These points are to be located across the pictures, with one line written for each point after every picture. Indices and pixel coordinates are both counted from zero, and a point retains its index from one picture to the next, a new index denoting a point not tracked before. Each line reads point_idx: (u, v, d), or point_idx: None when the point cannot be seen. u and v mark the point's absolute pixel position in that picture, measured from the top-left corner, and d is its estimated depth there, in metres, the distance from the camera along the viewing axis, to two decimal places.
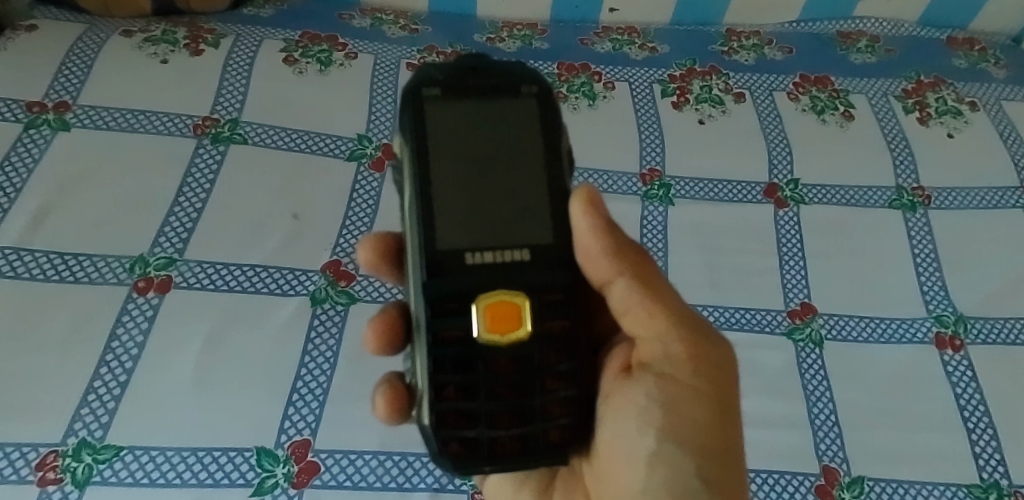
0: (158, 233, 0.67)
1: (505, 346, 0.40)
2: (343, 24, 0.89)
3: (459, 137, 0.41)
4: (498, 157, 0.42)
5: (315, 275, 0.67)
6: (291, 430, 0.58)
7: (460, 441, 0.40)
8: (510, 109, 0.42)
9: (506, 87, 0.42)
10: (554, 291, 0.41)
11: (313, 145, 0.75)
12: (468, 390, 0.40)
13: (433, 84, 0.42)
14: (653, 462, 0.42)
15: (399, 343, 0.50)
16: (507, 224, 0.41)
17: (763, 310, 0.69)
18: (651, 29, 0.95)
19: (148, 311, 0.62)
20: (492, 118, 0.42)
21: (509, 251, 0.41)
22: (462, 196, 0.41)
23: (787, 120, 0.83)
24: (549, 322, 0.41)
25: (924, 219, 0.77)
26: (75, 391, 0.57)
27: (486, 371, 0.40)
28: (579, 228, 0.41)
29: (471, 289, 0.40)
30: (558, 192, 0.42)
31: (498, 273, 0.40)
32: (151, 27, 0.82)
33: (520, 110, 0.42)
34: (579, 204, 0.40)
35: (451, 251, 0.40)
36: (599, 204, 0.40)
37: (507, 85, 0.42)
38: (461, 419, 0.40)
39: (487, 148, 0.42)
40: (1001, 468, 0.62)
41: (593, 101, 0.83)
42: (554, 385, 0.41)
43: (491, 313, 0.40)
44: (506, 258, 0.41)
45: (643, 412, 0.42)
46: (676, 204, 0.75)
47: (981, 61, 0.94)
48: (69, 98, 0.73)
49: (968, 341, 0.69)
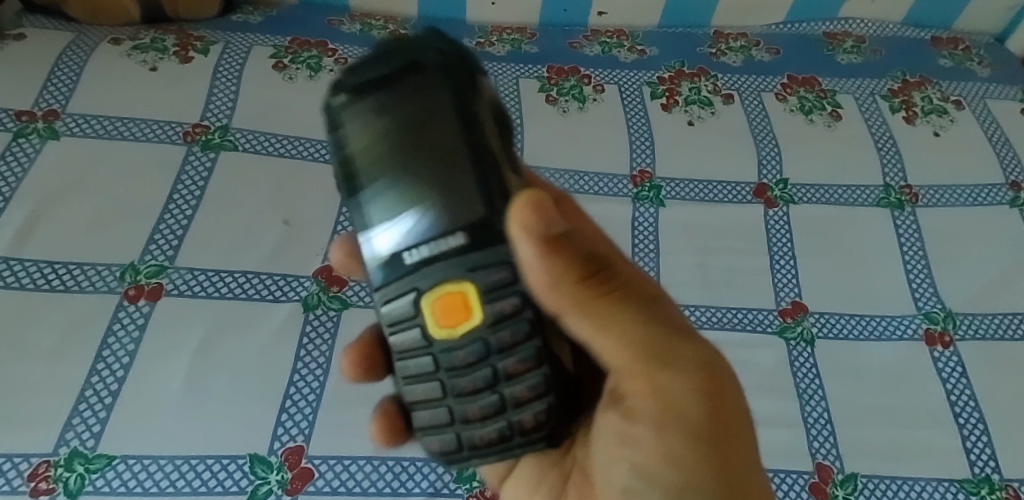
0: (148, 240, 0.67)
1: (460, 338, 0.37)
2: (333, 30, 0.89)
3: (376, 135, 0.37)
4: (425, 134, 0.36)
5: (306, 281, 0.67)
6: (284, 437, 0.58)
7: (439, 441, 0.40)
8: (419, 85, 0.37)
9: (423, 61, 0.37)
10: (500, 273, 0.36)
11: (304, 151, 0.75)
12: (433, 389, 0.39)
13: (340, 90, 0.38)
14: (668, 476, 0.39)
15: (377, 371, 0.49)
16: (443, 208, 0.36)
17: (755, 309, 0.69)
18: (640, 32, 0.95)
19: (139, 319, 0.62)
20: (414, 93, 0.37)
21: (445, 238, 0.36)
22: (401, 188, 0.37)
23: (775, 120, 0.84)
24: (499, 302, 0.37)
25: (912, 217, 0.78)
26: (66, 401, 0.57)
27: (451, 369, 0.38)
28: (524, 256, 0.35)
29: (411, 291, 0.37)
30: (483, 155, 0.36)
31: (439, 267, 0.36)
32: (140, 34, 0.82)
33: (429, 84, 0.37)
34: (519, 224, 0.34)
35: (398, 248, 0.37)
36: (546, 217, 0.33)
37: (427, 58, 0.37)
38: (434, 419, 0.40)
39: (415, 128, 0.36)
40: (992, 463, 0.62)
41: (583, 103, 0.83)
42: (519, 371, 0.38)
43: (441, 306, 0.37)
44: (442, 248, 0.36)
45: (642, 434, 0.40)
46: (667, 205, 0.76)
47: (965, 60, 0.95)
48: (58, 106, 0.73)
49: (957, 337, 0.69)
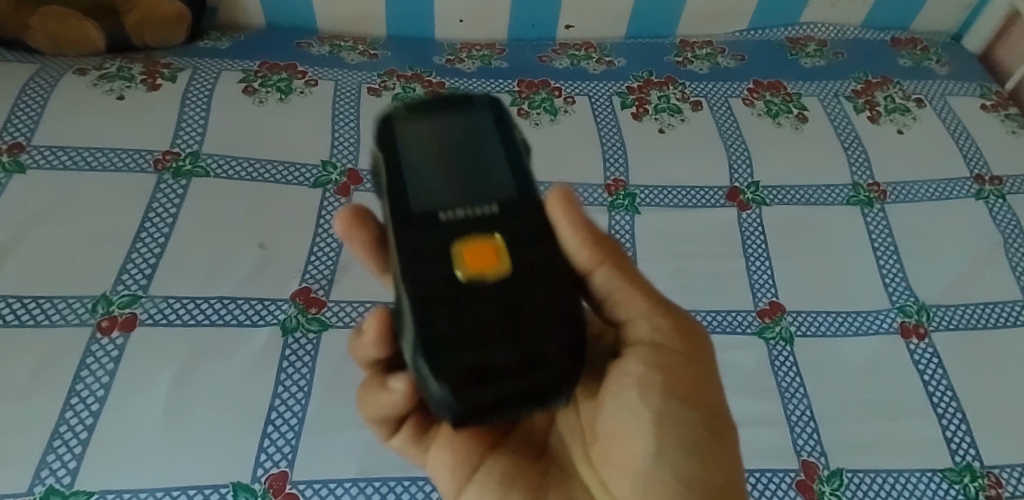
0: (120, 270, 0.66)
1: (494, 281, 0.34)
2: (302, 52, 0.89)
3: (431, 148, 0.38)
4: (452, 172, 0.37)
5: (284, 304, 0.66)
6: (267, 464, 0.57)
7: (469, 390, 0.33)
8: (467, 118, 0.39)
9: (427, 123, 0.39)
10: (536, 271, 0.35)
11: (277, 174, 0.75)
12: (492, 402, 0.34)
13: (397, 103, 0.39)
14: (651, 423, 0.38)
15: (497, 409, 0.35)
16: (466, 188, 0.37)
17: (732, 311, 0.70)
18: (608, 44, 0.97)
19: (113, 352, 0.61)
20: (444, 124, 0.39)
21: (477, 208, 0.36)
22: (434, 183, 0.37)
23: (743, 125, 0.85)
24: (524, 257, 0.35)
25: (882, 213, 0.79)
26: (40, 438, 0.56)
27: (475, 301, 0.34)
28: (566, 230, 0.38)
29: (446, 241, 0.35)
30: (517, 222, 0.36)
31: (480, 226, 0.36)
32: (106, 64, 0.81)
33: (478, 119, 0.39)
34: (558, 206, 0.38)
35: (426, 211, 0.36)
36: (575, 203, 0.38)
37: (443, 122, 0.39)
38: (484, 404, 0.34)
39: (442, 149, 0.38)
40: (973, 451, 0.63)
41: (554, 115, 0.84)
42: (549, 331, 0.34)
43: (470, 256, 0.35)
44: (479, 212, 0.36)
45: (642, 379, 0.39)
46: (642, 212, 0.76)
47: (924, 59, 0.98)
48: (23, 139, 0.72)
49: (931, 328, 0.71)
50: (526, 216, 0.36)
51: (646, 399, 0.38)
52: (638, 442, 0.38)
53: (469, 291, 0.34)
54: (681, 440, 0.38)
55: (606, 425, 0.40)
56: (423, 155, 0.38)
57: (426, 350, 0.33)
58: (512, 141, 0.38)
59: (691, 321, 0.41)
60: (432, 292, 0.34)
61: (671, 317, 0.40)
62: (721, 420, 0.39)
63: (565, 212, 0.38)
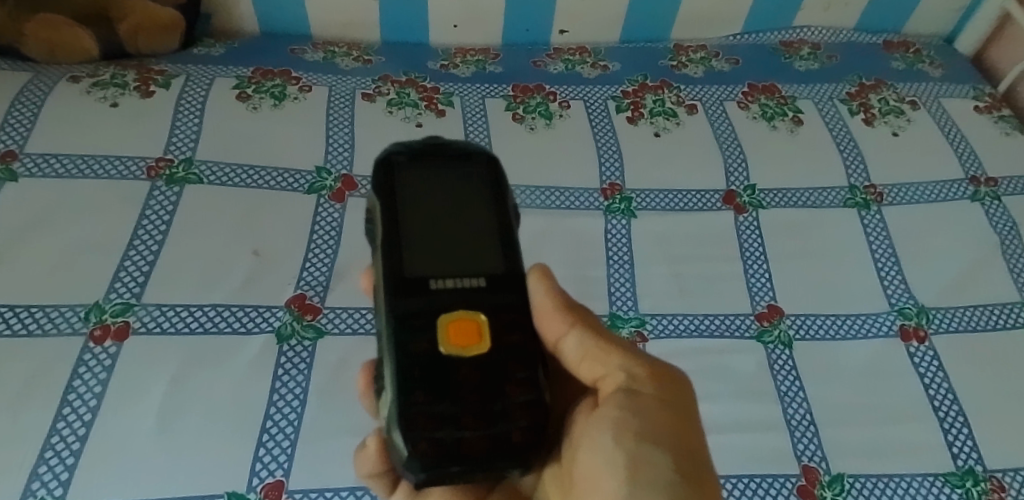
0: (114, 279, 0.65)
1: (473, 360, 0.39)
2: (296, 58, 0.89)
3: (425, 200, 0.43)
4: (441, 240, 0.42)
5: (279, 311, 0.66)
6: (263, 473, 0.56)
7: (429, 443, 0.37)
8: (463, 174, 0.44)
9: (427, 187, 0.43)
10: (511, 333, 0.40)
11: (271, 180, 0.74)
12: (449, 457, 0.37)
13: (402, 153, 0.45)
14: (625, 466, 0.40)
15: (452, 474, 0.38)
16: (453, 258, 0.41)
17: (731, 314, 0.70)
18: (602, 49, 0.97)
19: (106, 361, 0.60)
20: (442, 190, 0.43)
21: (468, 277, 0.41)
22: (423, 248, 0.41)
23: (739, 128, 0.85)
24: (505, 337, 0.40)
25: (879, 216, 0.79)
26: (31, 450, 0.55)
27: (455, 378, 0.38)
28: (539, 303, 0.42)
29: (432, 308, 0.40)
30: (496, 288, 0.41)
31: (460, 295, 0.40)
32: (99, 71, 0.81)
33: (471, 175, 0.44)
34: (537, 279, 0.42)
35: (417, 277, 0.40)
36: (552, 278, 0.43)
37: (441, 169, 0.44)
38: (442, 460, 0.37)
39: (437, 212, 0.42)
40: (975, 454, 0.63)
41: (550, 119, 0.84)
42: (515, 390, 0.39)
43: (453, 327, 0.39)
44: (465, 284, 0.41)
45: (619, 423, 0.41)
46: (639, 216, 0.76)
47: (917, 61, 0.98)
48: (15, 147, 0.72)
49: (930, 331, 0.70)
50: (507, 293, 0.41)
51: (621, 441, 0.40)
52: (610, 482, 0.40)
53: (450, 368, 0.39)
54: (654, 481, 0.39)
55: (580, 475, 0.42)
56: (418, 216, 0.42)
57: (407, 424, 0.37)
58: (505, 210, 0.43)
59: (671, 374, 0.43)
60: (416, 367, 0.38)
61: (647, 372, 0.42)
62: (697, 462, 0.40)
63: (544, 288, 0.42)
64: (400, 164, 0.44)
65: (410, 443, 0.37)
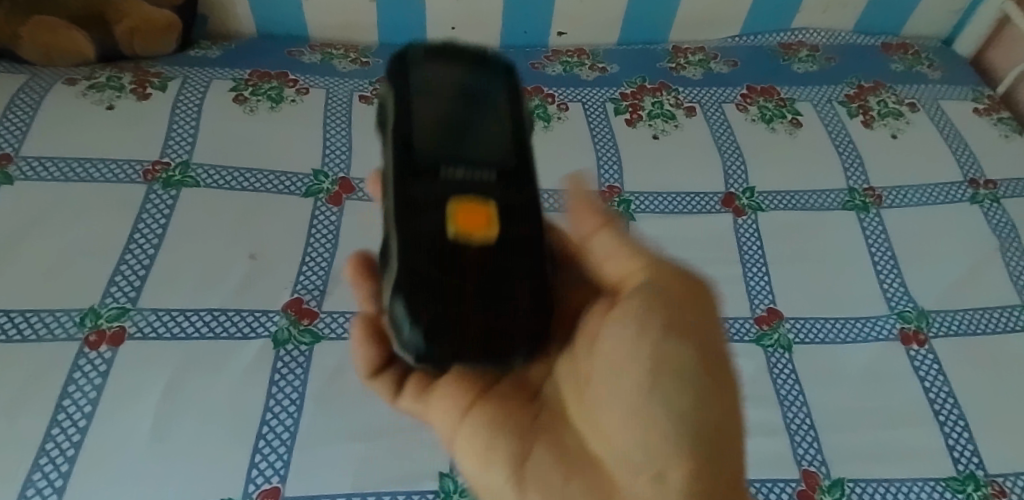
0: (109, 283, 0.65)
1: (479, 245, 0.38)
2: (293, 60, 0.88)
3: (439, 90, 0.41)
4: (454, 133, 0.40)
5: (276, 315, 0.65)
6: (259, 479, 0.56)
7: (431, 315, 0.37)
8: (480, 74, 0.42)
9: (443, 99, 0.41)
10: (520, 225, 0.40)
11: (268, 183, 0.74)
12: (447, 333, 0.37)
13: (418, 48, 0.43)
14: (647, 359, 0.39)
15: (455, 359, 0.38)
16: (464, 148, 0.40)
17: (730, 318, 0.69)
18: (600, 51, 0.96)
19: (102, 366, 0.60)
20: (456, 83, 0.42)
21: (478, 169, 0.40)
22: (431, 137, 0.40)
23: (738, 130, 0.85)
24: (513, 228, 0.39)
25: (878, 218, 0.79)
26: (26, 455, 0.55)
27: (459, 259, 0.38)
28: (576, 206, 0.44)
29: (437, 195, 0.39)
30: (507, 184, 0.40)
31: (467, 186, 0.39)
32: (96, 74, 0.80)
33: (489, 75, 0.42)
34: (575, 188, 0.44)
35: (427, 163, 0.40)
36: (589, 188, 0.44)
37: (453, 67, 0.42)
38: (441, 338, 0.37)
39: (452, 107, 0.41)
40: (975, 459, 0.62)
41: (548, 121, 0.84)
42: (520, 274, 0.39)
43: (461, 213, 0.39)
44: (475, 177, 0.40)
45: (645, 318, 0.40)
46: (637, 219, 0.76)
47: (916, 63, 0.98)
48: (11, 150, 0.71)
49: (931, 335, 0.70)
50: (517, 183, 0.40)
51: (644, 336, 0.39)
52: (628, 377, 0.39)
53: (455, 248, 0.38)
54: (674, 378, 0.38)
55: (598, 370, 0.41)
56: (429, 108, 0.41)
57: (408, 294, 0.37)
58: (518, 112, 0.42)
59: (699, 290, 0.42)
60: (424, 243, 0.38)
61: (676, 282, 0.42)
62: (715, 372, 0.39)
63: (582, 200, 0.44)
64: (415, 72, 0.42)
65: (416, 312, 0.37)
